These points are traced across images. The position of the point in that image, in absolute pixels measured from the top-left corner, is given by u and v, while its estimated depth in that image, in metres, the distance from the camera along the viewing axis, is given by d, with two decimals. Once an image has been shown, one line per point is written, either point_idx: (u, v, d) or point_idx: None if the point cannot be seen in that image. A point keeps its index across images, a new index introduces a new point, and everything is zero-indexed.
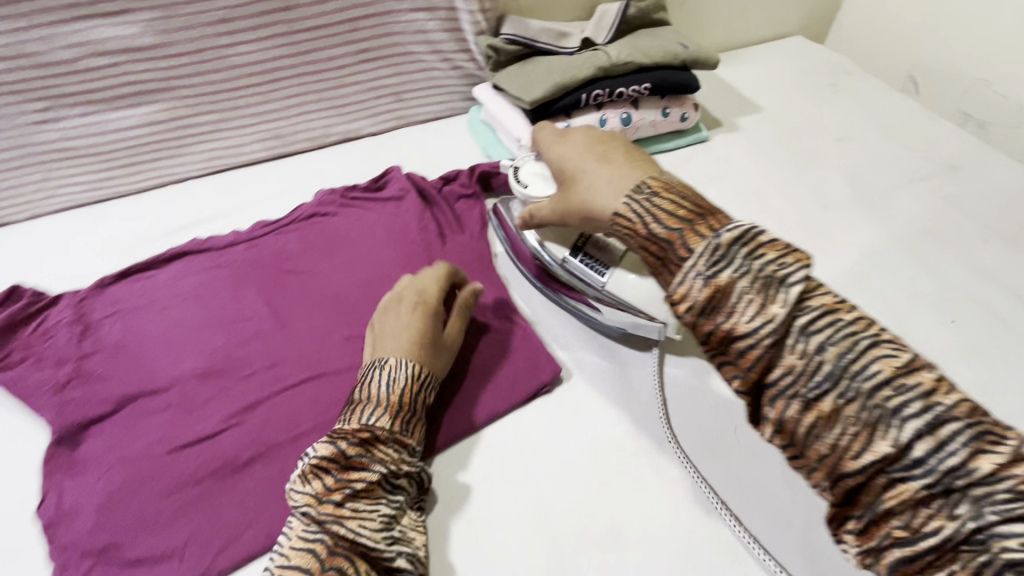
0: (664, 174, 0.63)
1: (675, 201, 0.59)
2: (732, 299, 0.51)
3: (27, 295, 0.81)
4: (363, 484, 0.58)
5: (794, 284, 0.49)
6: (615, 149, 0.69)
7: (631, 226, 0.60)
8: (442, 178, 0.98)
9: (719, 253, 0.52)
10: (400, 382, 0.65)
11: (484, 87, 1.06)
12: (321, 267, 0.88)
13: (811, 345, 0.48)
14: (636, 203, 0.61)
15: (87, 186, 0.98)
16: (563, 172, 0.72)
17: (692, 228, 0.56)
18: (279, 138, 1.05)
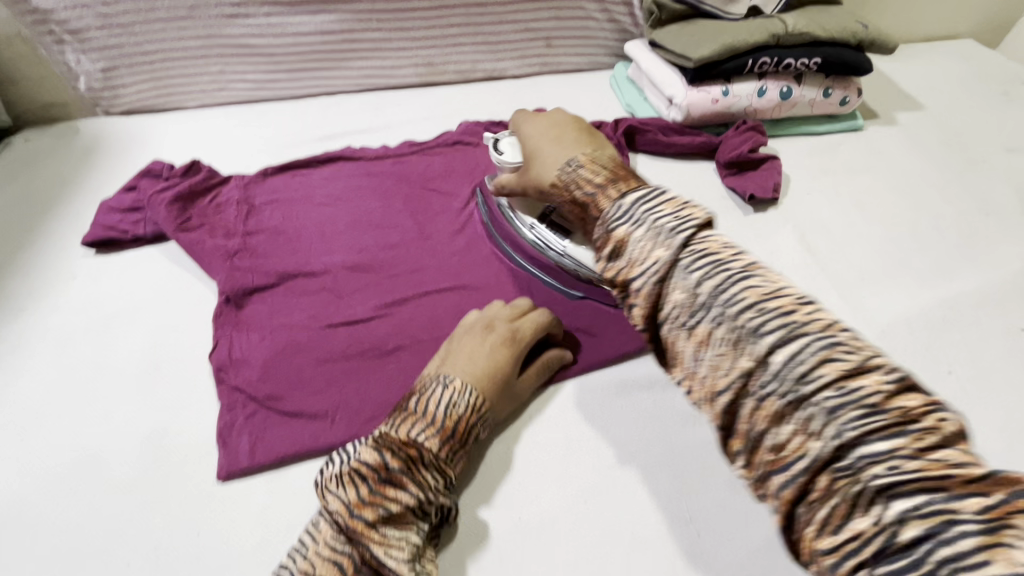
0: (602, 152, 0.61)
1: (644, 235, 0.48)
2: (700, 349, 0.44)
3: (205, 170, 0.88)
4: (397, 508, 0.51)
5: (765, 327, 0.41)
6: (576, 133, 0.65)
7: (564, 190, 0.59)
8: (585, 127, 0.98)
9: (672, 265, 0.46)
10: (461, 408, 0.58)
11: (636, 44, 1.05)
12: (463, 191, 0.92)
13: (771, 388, 0.40)
14: (569, 172, 0.59)
15: (255, 84, 1.06)
16: (528, 151, 0.67)
17: (604, 194, 0.54)
18: (431, 66, 1.09)
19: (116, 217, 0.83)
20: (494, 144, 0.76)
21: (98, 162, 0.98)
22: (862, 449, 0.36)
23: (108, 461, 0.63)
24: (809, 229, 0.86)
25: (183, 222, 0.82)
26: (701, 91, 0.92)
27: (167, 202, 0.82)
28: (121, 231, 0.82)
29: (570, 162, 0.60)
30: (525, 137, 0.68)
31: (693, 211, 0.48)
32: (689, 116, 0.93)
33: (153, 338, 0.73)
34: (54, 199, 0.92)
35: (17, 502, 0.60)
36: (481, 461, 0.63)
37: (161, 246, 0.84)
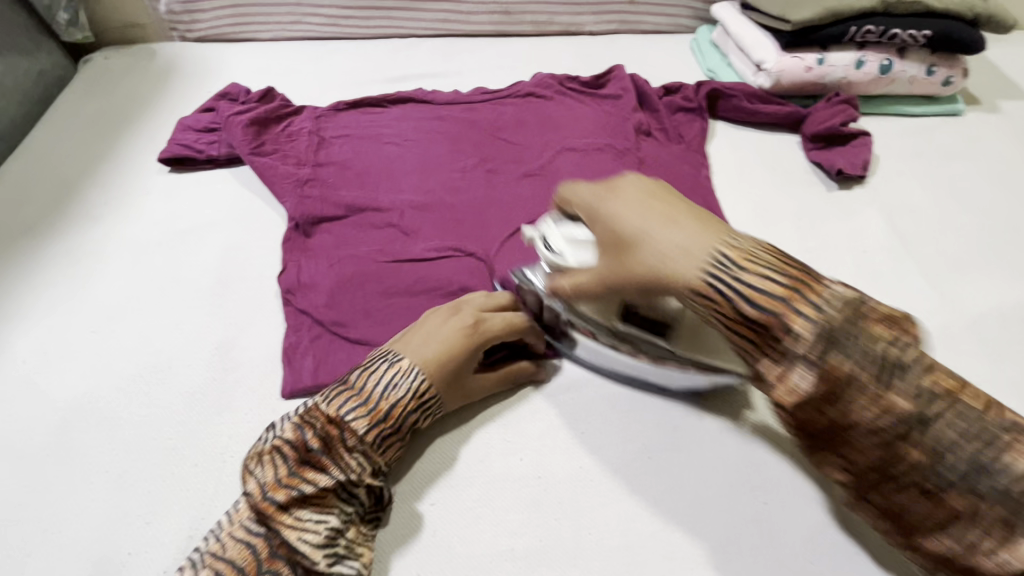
0: (744, 241, 0.48)
1: (768, 277, 0.46)
2: (790, 346, 0.45)
3: (280, 99, 0.88)
4: (313, 489, 0.51)
5: (915, 364, 0.44)
6: (680, 209, 0.51)
7: (715, 304, 0.47)
8: (664, 87, 0.94)
9: (828, 335, 0.44)
10: (399, 392, 0.55)
11: (725, 6, 1.00)
12: (533, 143, 0.90)
13: (933, 439, 0.43)
14: (719, 277, 0.47)
15: (329, 20, 1.05)
16: (610, 229, 0.52)
17: (792, 308, 0.45)
18: (507, 15, 1.06)
19: (192, 136, 0.84)
20: (546, 245, 0.60)
21: (173, 84, 0.99)
22: (952, 446, 0.43)
23: (177, 366, 0.64)
24: (897, 212, 0.81)
25: (257, 146, 0.83)
26: (795, 57, 0.87)
27: (244, 126, 0.83)
28: (196, 150, 0.83)
29: (719, 255, 0.47)
30: (602, 208, 0.53)
31: (807, 279, 0.47)
32: (778, 83, 0.88)
33: (223, 256, 0.74)
34: (131, 116, 0.94)
35: (91, 396, 0.61)
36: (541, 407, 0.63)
37: (233, 170, 0.84)
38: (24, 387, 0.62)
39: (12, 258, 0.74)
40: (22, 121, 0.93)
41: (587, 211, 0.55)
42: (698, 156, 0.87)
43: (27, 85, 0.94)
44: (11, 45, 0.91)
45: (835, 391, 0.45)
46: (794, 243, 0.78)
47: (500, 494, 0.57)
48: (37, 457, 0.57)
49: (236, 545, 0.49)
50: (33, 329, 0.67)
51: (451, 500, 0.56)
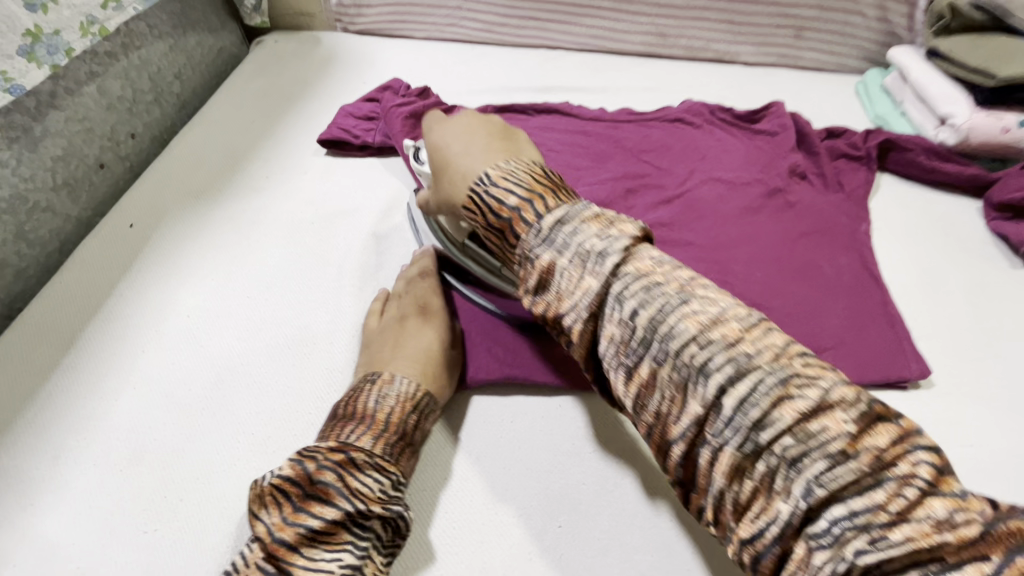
0: (519, 163, 0.52)
1: (511, 189, 0.50)
2: (562, 279, 0.46)
3: (435, 97, 0.91)
4: (320, 523, 0.45)
5: (613, 252, 0.44)
6: (478, 138, 0.56)
7: (477, 215, 0.52)
8: (827, 130, 0.88)
9: (543, 236, 0.47)
10: (391, 400, 0.55)
11: (906, 50, 0.93)
12: (678, 170, 0.86)
13: (785, 480, 0.36)
14: (479, 192, 0.51)
15: (485, 25, 1.07)
16: (429, 156, 0.59)
17: (519, 218, 0.48)
18: (662, 37, 1.03)
19: (352, 121, 0.89)
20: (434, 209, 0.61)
21: (333, 71, 1.05)
22: (750, 428, 0.37)
23: (319, 344, 0.67)
24: None
25: (410, 140, 0.85)
26: (991, 115, 0.79)
27: (401, 119, 0.86)
28: (353, 135, 0.87)
29: (482, 174, 0.52)
30: (427, 147, 0.60)
31: (556, 192, 0.49)
32: (966, 141, 0.80)
33: (365, 242, 0.77)
34: (293, 98, 1.00)
35: (241, 360, 0.65)
36: (636, 455, 0.59)
37: (383, 160, 0.88)
38: (183, 340, 0.67)
39: (182, 218, 0.80)
40: (202, 92, 1.01)
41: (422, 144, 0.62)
42: (861, 208, 0.80)
43: (210, 61, 1.03)
44: (202, 21, 1.00)
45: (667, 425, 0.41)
46: (968, 319, 0.70)
47: (629, 531, 0.54)
48: (191, 409, 0.62)
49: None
50: (193, 286, 0.72)
51: (580, 527, 0.55)
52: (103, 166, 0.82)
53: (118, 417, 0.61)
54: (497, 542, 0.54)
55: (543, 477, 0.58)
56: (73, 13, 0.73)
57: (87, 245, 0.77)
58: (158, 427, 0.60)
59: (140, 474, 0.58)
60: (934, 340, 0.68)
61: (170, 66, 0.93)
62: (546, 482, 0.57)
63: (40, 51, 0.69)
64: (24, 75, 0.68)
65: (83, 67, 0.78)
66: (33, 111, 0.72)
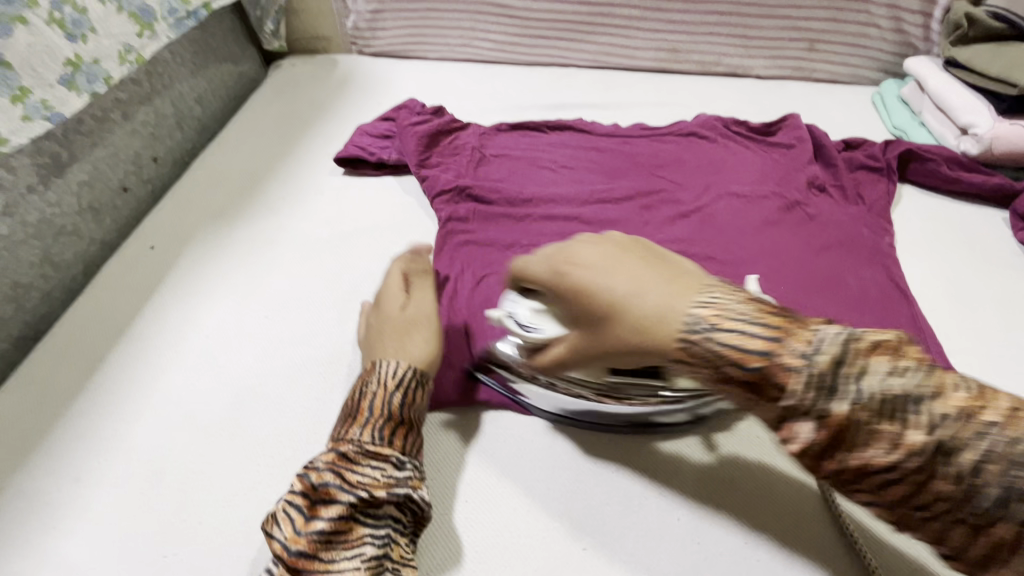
0: (721, 289, 0.41)
1: (743, 330, 0.38)
2: (787, 395, 0.36)
3: (450, 115, 0.92)
4: (329, 523, 0.47)
5: (847, 360, 0.36)
6: (631, 261, 0.45)
7: (683, 360, 0.40)
8: (844, 141, 0.87)
9: (828, 387, 0.35)
10: (383, 386, 0.54)
11: (922, 60, 0.92)
12: (692, 183, 0.86)
13: (959, 467, 0.34)
14: (703, 343, 0.39)
15: (497, 46, 1.08)
16: (587, 308, 0.44)
17: (778, 371, 0.36)
18: (674, 52, 1.04)
19: (368, 139, 0.90)
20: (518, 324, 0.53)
21: (348, 93, 1.07)
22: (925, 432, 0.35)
23: (339, 362, 0.67)
24: None
25: (424, 158, 0.87)
26: (1014, 124, 0.78)
27: (417, 137, 0.87)
28: (370, 152, 0.88)
29: (694, 317, 0.39)
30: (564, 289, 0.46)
31: (788, 324, 0.38)
32: (989, 151, 0.79)
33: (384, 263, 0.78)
34: (311, 120, 1.02)
35: (262, 379, 0.66)
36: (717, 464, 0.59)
37: (399, 178, 0.89)
38: (206, 360, 0.68)
39: (204, 239, 0.81)
40: (222, 115, 1.03)
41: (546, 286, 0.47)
42: (881, 220, 0.78)
43: (230, 85, 1.05)
44: (223, 48, 1.02)
45: (838, 439, 0.36)
46: (1001, 333, 0.68)
47: (656, 553, 0.54)
48: (213, 429, 0.62)
49: None
50: (214, 305, 0.73)
51: (606, 546, 0.54)
52: (127, 190, 0.84)
53: (141, 437, 0.62)
54: (523, 563, 0.53)
55: (566, 498, 0.57)
56: (113, 42, 0.76)
57: (111, 267, 0.78)
58: (180, 447, 0.61)
59: (160, 496, 0.58)
60: (966, 354, 0.66)
61: (192, 91, 0.95)
62: (568, 502, 0.57)
63: (79, 80, 0.72)
64: (63, 104, 0.70)
65: (111, 95, 0.80)
66: (62, 139, 0.73)
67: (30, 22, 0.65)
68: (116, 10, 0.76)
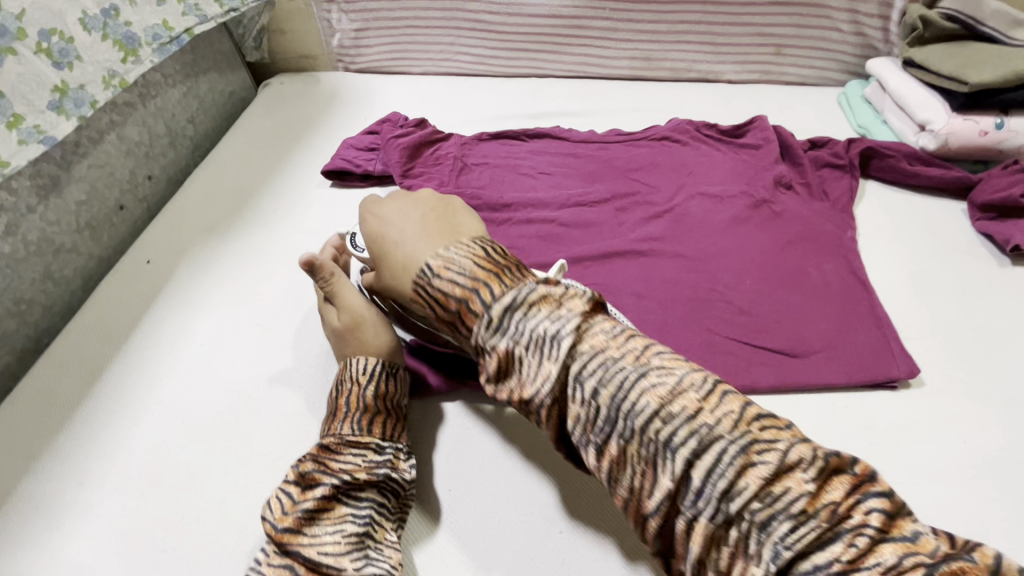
0: (458, 247, 0.52)
1: (454, 279, 0.50)
2: (520, 364, 0.46)
3: (432, 126, 0.96)
4: (316, 500, 0.52)
5: (617, 359, 0.44)
6: (426, 219, 0.58)
7: (425, 307, 0.52)
8: (810, 140, 0.91)
9: (493, 326, 0.47)
10: (359, 381, 0.59)
11: (883, 60, 0.96)
12: (665, 185, 0.89)
13: (770, 538, 0.37)
14: (421, 285, 0.52)
15: (477, 59, 1.13)
16: (371, 247, 0.59)
17: (466, 309, 0.49)
18: (647, 60, 1.08)
19: (353, 153, 0.93)
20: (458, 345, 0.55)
21: (335, 109, 1.11)
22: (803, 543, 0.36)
23: (326, 365, 0.70)
24: None
25: (407, 168, 0.90)
26: (968, 119, 0.81)
27: (400, 149, 0.91)
28: (355, 165, 0.92)
29: (425, 267, 0.52)
30: (365, 233, 0.60)
31: (499, 275, 0.50)
32: (946, 145, 0.82)
33: None
34: (300, 135, 1.06)
35: (252, 381, 0.69)
36: None
37: (383, 188, 0.92)
38: (199, 367, 0.71)
39: (197, 252, 0.85)
40: (213, 133, 1.07)
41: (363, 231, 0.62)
42: (845, 214, 0.82)
43: (220, 105, 1.09)
44: (214, 68, 1.07)
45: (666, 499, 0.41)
46: (958, 319, 0.71)
47: (627, 537, 0.56)
48: (206, 432, 0.65)
49: (273, 573, 0.48)
50: (206, 315, 0.76)
51: (581, 531, 0.56)
52: (123, 208, 0.87)
53: (140, 441, 0.65)
54: (500, 549, 0.56)
55: (544, 484, 0.60)
56: (97, 68, 0.79)
57: (108, 282, 0.81)
58: (177, 448, 0.64)
59: (158, 495, 0.61)
60: (926, 339, 0.69)
61: (184, 111, 0.99)
62: (547, 488, 0.59)
63: (69, 105, 0.75)
64: (55, 128, 0.73)
65: (105, 117, 0.84)
66: (60, 161, 0.77)
67: (20, 53, 0.69)
68: (102, 38, 0.80)
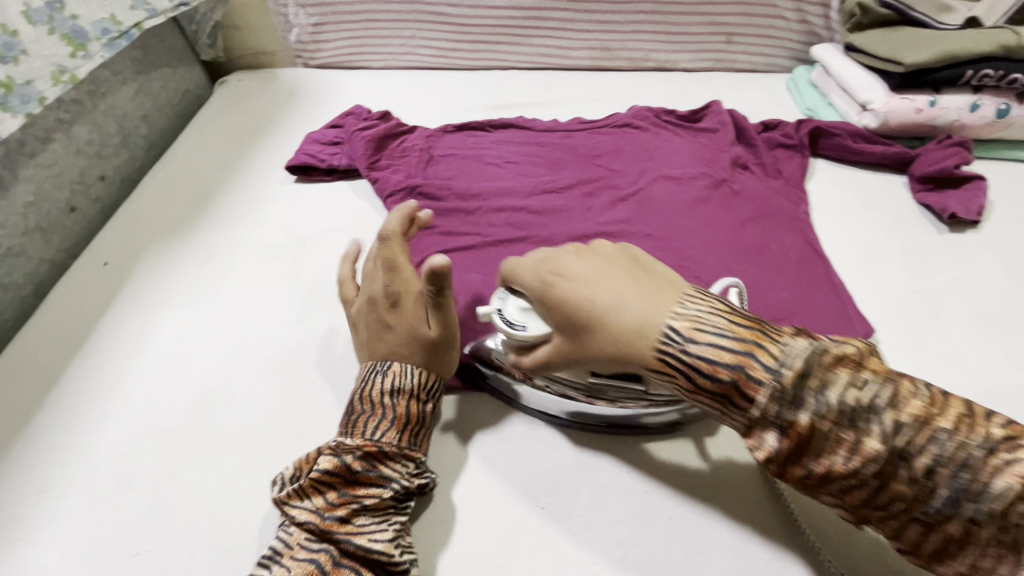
0: (695, 301, 0.48)
1: (714, 342, 0.45)
2: (751, 395, 0.43)
3: (396, 119, 0.96)
4: (367, 499, 0.52)
5: (882, 403, 0.41)
6: (621, 273, 0.51)
7: (677, 377, 0.46)
8: (762, 123, 0.95)
9: (790, 398, 0.42)
10: (405, 392, 0.57)
11: (825, 47, 1.01)
12: (629, 169, 0.92)
13: (918, 470, 0.40)
14: (667, 350, 0.46)
15: (439, 53, 1.13)
16: (567, 314, 0.50)
17: (745, 377, 0.43)
18: (606, 51, 1.11)
19: (317, 147, 0.92)
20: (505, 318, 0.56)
21: (296, 105, 1.09)
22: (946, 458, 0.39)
23: (301, 360, 0.69)
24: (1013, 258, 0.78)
25: (373, 161, 0.90)
26: (905, 98, 0.86)
27: (364, 141, 0.90)
28: (319, 160, 0.91)
29: (668, 326, 0.46)
30: (551, 298, 0.52)
31: (761, 339, 0.44)
32: (886, 123, 0.88)
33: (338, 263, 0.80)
34: (260, 132, 1.03)
35: (224, 380, 0.67)
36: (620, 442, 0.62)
37: (350, 182, 0.92)
38: (168, 367, 0.69)
39: (158, 252, 0.82)
40: (168, 133, 1.04)
41: (532, 291, 0.54)
42: (798, 191, 0.86)
43: (175, 103, 1.06)
44: (166, 65, 1.03)
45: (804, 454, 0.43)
46: (904, 283, 0.76)
47: (609, 504, 0.58)
48: (180, 432, 0.63)
49: (300, 566, 0.49)
50: (172, 316, 0.74)
51: (563, 506, 0.58)
52: (74, 210, 0.84)
53: (107, 447, 0.62)
54: (483, 530, 0.56)
55: (522, 465, 0.61)
56: (44, 63, 0.76)
57: (63, 286, 0.78)
58: (148, 451, 0.62)
59: (128, 499, 0.59)
60: (877, 303, 0.74)
61: (136, 110, 0.96)
62: (528, 467, 0.60)
63: (13, 101, 0.72)
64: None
65: (52, 115, 0.80)
66: (5, 161, 0.74)
67: None
68: (49, 32, 0.77)
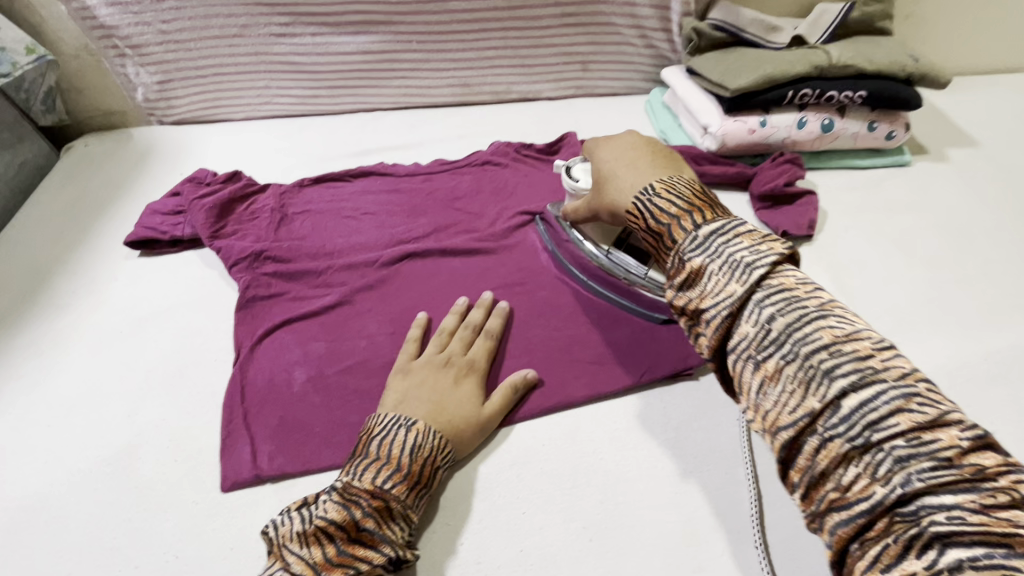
0: (682, 179, 0.58)
1: (674, 201, 0.55)
2: (707, 282, 0.49)
3: (246, 180, 0.93)
4: (367, 566, 0.50)
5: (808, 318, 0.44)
6: (645, 158, 0.63)
7: (638, 219, 0.57)
8: None
9: (698, 243, 0.51)
10: (425, 450, 0.57)
11: (673, 70, 1.04)
12: (487, 210, 0.92)
13: (845, 429, 0.40)
14: (642, 199, 0.57)
15: (298, 101, 1.10)
16: (596, 174, 0.67)
17: (680, 224, 0.53)
18: (468, 86, 1.11)
19: (158, 219, 0.88)
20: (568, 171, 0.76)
21: (146, 167, 1.04)
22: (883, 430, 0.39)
23: (129, 459, 0.65)
24: (841, 269, 0.82)
25: (217, 229, 0.86)
26: (738, 120, 0.90)
27: (207, 208, 0.87)
28: (160, 232, 0.86)
29: (645, 187, 0.58)
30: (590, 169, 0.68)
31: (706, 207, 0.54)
32: (724, 145, 0.91)
33: (176, 344, 0.76)
34: (105, 202, 0.98)
35: (46, 494, 0.63)
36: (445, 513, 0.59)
37: (199, 251, 0.88)
38: None
39: None
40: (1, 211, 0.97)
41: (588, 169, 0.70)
42: None
43: (8, 178, 0.99)
44: None
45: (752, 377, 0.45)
46: None
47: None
48: None
49: None
50: None
51: None
52: None
53: None
54: None
55: None
56: None
57: None
58: None
59: None
60: None
61: None
62: None
63: None
64: None
65: None
66: None
67: None
68: None
